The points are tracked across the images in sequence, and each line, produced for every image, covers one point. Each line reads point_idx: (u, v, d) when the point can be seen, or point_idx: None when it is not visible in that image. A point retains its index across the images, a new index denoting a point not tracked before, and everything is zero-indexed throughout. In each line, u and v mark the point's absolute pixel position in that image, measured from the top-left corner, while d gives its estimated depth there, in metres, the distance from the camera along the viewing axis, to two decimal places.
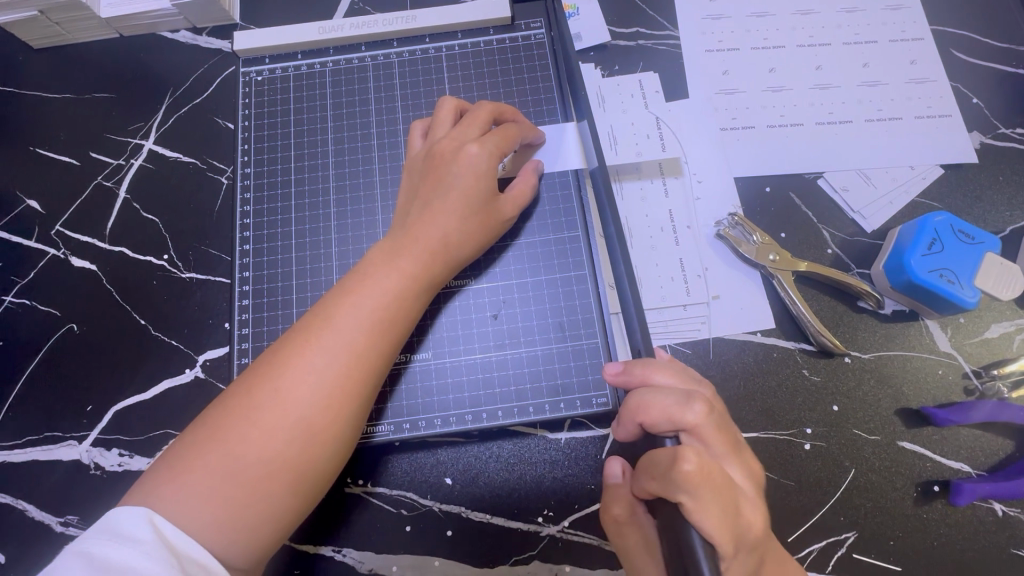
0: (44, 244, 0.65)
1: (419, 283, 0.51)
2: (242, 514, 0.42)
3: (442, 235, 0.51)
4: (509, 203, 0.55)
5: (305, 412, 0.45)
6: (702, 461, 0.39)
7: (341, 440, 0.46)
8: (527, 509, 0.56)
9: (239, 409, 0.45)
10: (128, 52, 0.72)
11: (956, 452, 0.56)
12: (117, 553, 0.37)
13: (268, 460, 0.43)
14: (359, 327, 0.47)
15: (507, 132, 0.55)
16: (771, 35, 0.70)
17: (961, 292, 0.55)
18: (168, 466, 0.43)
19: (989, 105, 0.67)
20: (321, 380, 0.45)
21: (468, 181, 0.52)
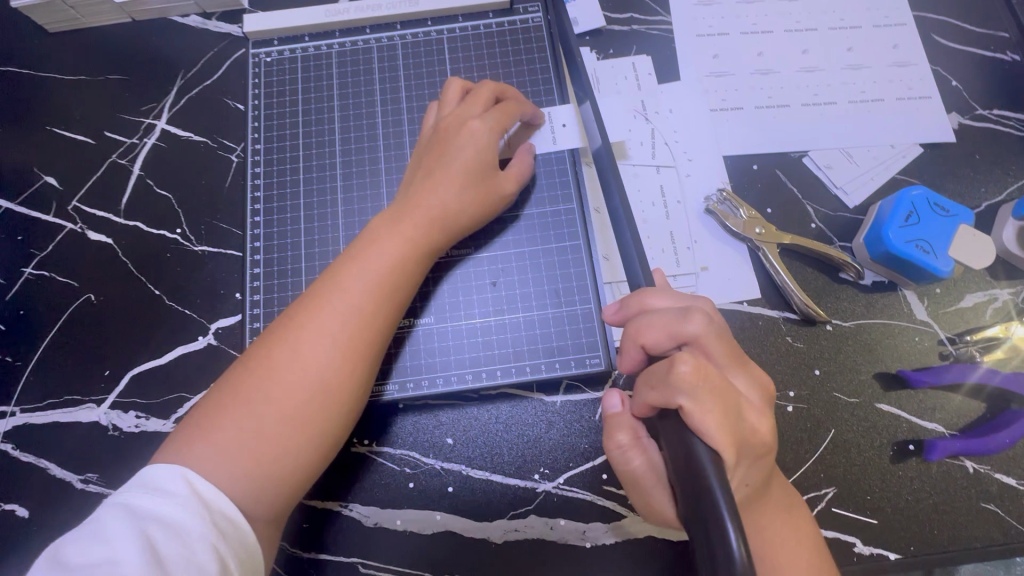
0: (61, 218, 0.68)
1: (420, 250, 0.53)
2: (269, 466, 0.45)
3: (443, 205, 0.54)
4: (510, 179, 0.59)
5: (319, 372, 0.48)
6: (700, 364, 0.40)
7: (352, 399, 0.50)
8: (523, 467, 0.59)
9: (257, 371, 0.48)
10: (140, 36, 0.74)
11: (931, 413, 0.59)
12: (154, 504, 0.41)
13: (290, 416, 0.46)
14: (368, 293, 0.50)
15: (507, 108, 0.58)
16: (760, 20, 0.73)
17: (936, 262, 0.58)
18: (193, 426, 0.46)
19: (968, 88, 0.70)
20: (332, 342, 0.48)
21: (470, 154, 0.55)
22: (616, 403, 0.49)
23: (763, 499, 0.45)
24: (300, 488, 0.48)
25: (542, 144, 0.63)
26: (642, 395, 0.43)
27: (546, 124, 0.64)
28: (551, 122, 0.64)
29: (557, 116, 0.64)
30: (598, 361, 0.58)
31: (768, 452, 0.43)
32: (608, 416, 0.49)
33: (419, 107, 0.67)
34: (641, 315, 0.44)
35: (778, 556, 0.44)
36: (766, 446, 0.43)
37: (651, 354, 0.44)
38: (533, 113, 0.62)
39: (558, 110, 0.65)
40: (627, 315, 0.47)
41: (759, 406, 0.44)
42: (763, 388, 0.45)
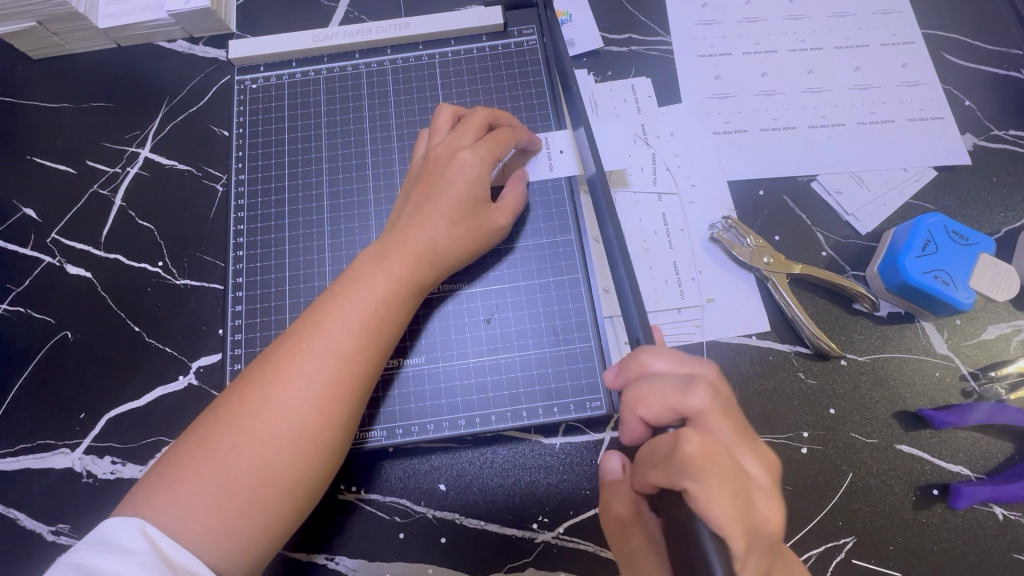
0: (39, 252, 0.66)
1: (408, 286, 0.51)
2: (238, 523, 0.42)
3: (434, 238, 0.51)
4: (501, 211, 0.56)
5: (296, 419, 0.44)
6: (707, 443, 0.36)
7: (332, 449, 0.46)
8: (521, 515, 0.55)
9: (228, 419, 0.44)
10: (126, 62, 0.72)
11: (954, 455, 0.55)
12: (115, 563, 0.37)
13: (262, 468, 0.43)
14: (348, 334, 0.47)
15: (500, 136, 0.55)
16: (763, 40, 0.70)
17: (956, 293, 0.55)
18: (160, 477, 0.43)
19: (982, 107, 0.67)
20: (311, 387, 0.45)
21: (459, 186, 0.53)
22: (617, 468, 0.45)
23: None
24: (276, 543, 0.45)
25: (538, 171, 0.60)
26: (643, 473, 0.39)
27: (542, 151, 0.61)
28: (548, 150, 0.61)
29: (553, 142, 0.62)
30: (599, 404, 0.54)
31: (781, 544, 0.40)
32: (608, 483, 0.45)
33: (410, 134, 0.65)
34: (640, 383, 0.41)
35: None
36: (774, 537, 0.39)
37: (652, 425, 0.41)
38: (526, 141, 0.59)
39: (554, 137, 0.62)
40: (625, 379, 0.43)
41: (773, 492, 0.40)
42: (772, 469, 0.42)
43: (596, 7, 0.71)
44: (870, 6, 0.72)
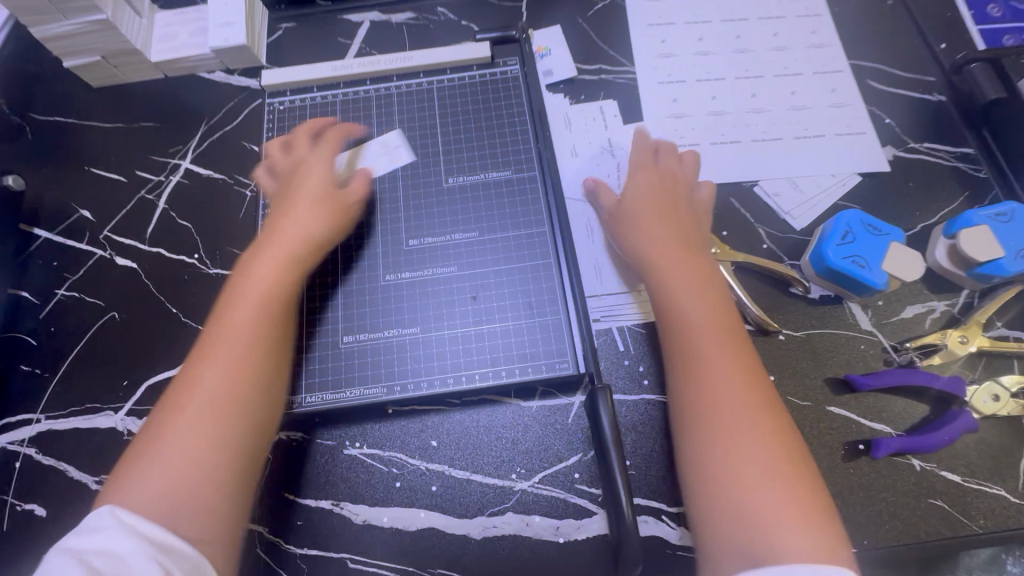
0: (93, 246, 0.77)
1: (292, 271, 0.60)
2: (190, 487, 0.47)
3: (303, 224, 0.63)
4: (351, 197, 0.68)
5: (216, 390, 0.52)
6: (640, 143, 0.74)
7: (261, 414, 0.53)
8: (501, 467, 0.63)
9: (164, 416, 0.51)
10: (172, 89, 0.85)
11: (877, 415, 0.64)
12: (98, 543, 0.43)
13: (199, 439, 0.49)
14: (245, 312, 0.56)
15: (332, 141, 0.71)
16: (713, 70, 0.83)
17: (871, 275, 0.65)
18: (116, 480, 0.48)
19: (900, 124, 0.79)
20: (230, 365, 0.53)
21: (312, 182, 0.66)
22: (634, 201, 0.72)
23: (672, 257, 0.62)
24: (236, 504, 0.50)
25: (380, 166, 0.74)
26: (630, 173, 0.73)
27: (383, 150, 0.75)
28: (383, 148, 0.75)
29: (392, 140, 0.76)
30: (566, 365, 0.64)
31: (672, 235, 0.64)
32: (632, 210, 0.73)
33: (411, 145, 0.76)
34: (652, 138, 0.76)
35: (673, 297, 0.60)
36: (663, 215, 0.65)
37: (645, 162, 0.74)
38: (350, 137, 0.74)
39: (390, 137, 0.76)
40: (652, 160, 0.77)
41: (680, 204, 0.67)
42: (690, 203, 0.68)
43: (571, 44, 0.85)
44: (805, 41, 0.84)
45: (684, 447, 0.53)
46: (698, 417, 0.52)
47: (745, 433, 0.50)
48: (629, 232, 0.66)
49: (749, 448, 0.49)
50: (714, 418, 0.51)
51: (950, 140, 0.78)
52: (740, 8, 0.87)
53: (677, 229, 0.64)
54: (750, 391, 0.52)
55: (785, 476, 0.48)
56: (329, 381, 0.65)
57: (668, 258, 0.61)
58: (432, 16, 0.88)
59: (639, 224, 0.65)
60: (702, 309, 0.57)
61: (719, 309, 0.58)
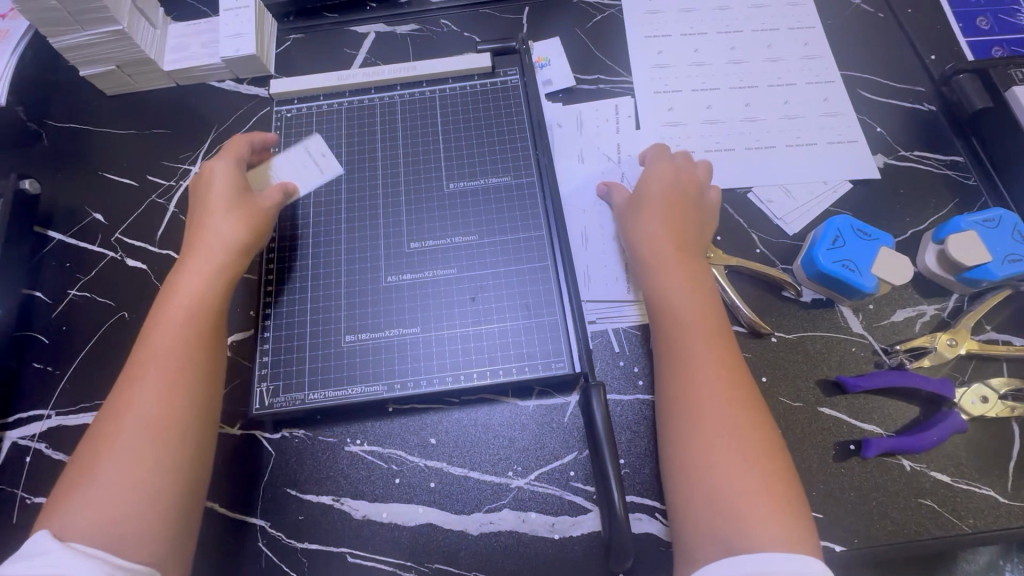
0: (105, 248, 0.79)
1: (215, 287, 0.63)
2: (129, 508, 0.50)
3: (222, 237, 0.65)
4: (264, 199, 0.70)
5: (148, 413, 0.54)
6: (660, 153, 0.75)
7: (192, 431, 0.55)
8: (498, 464, 0.65)
9: (101, 441, 0.53)
10: (184, 98, 0.88)
11: (868, 416, 0.65)
12: (47, 564, 0.45)
13: (134, 462, 0.52)
14: (170, 333, 0.59)
15: (234, 148, 0.73)
16: (707, 80, 0.85)
17: (861, 279, 0.66)
18: (55, 505, 0.51)
19: (891, 133, 0.80)
20: (157, 388, 0.55)
21: (220, 191, 0.68)
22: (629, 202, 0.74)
23: (670, 269, 0.64)
24: (181, 518, 0.53)
25: (311, 176, 0.77)
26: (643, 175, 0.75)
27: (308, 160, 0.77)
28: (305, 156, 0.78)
29: (316, 150, 0.78)
30: (562, 364, 0.65)
31: (675, 246, 0.65)
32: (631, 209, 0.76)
33: (413, 152, 0.78)
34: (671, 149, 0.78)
35: (671, 309, 0.61)
36: (671, 223, 0.67)
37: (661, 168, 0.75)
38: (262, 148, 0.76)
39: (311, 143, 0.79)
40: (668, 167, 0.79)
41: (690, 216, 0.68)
42: (702, 217, 0.70)
43: (569, 55, 0.87)
44: (798, 52, 0.87)
45: (671, 450, 0.55)
46: (688, 436, 0.54)
47: (732, 457, 0.52)
48: (634, 236, 0.68)
49: (733, 468, 0.51)
50: (705, 439, 0.53)
51: (940, 148, 0.79)
52: (735, 21, 0.89)
53: (680, 241, 0.66)
54: (740, 407, 0.55)
55: (767, 494, 0.50)
56: (330, 379, 0.66)
57: (670, 278, 0.63)
58: (435, 28, 0.91)
59: (645, 231, 0.67)
60: (700, 332, 0.59)
61: (718, 333, 0.59)
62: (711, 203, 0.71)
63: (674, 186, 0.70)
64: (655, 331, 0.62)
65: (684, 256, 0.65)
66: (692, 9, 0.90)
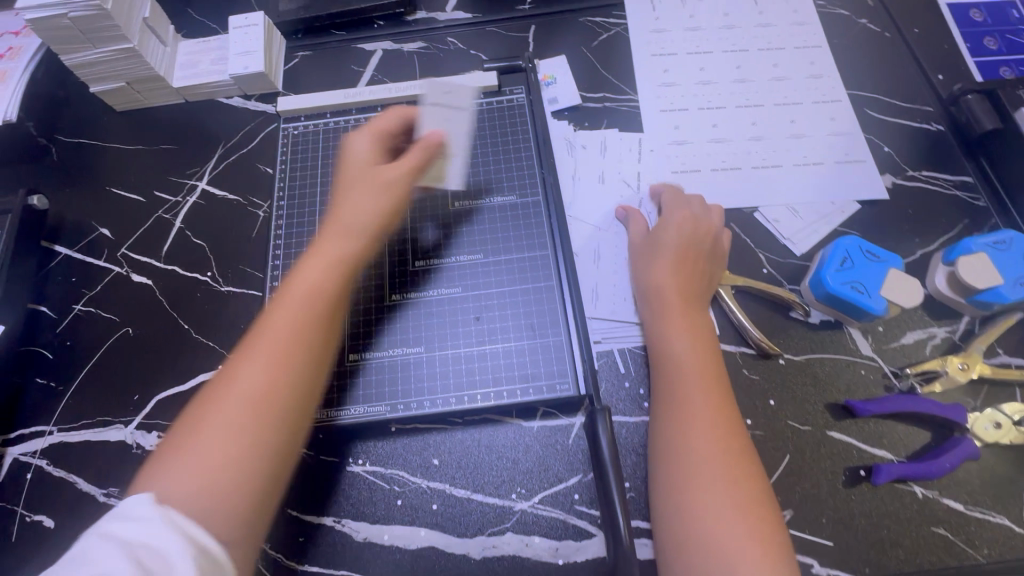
0: (111, 263, 0.80)
1: (339, 265, 0.59)
2: (220, 483, 0.47)
3: (356, 216, 0.61)
4: (402, 168, 0.64)
5: (258, 385, 0.51)
6: (676, 195, 0.74)
7: (293, 415, 0.51)
8: (501, 487, 0.64)
9: (208, 404, 0.51)
10: (192, 114, 0.89)
11: (878, 441, 0.64)
12: (142, 533, 0.42)
13: (234, 434, 0.49)
14: (293, 305, 0.56)
15: (380, 123, 0.68)
16: (713, 99, 0.85)
17: (871, 301, 0.65)
18: (157, 462, 0.48)
19: (899, 152, 0.80)
20: (262, 364, 0.52)
21: (365, 169, 0.65)
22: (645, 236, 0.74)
23: (677, 318, 0.64)
24: (263, 505, 0.49)
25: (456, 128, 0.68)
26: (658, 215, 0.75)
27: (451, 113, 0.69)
28: (445, 105, 0.68)
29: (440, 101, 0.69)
30: (567, 386, 0.65)
31: (683, 294, 0.65)
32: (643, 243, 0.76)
33: None
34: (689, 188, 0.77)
35: (678, 357, 0.61)
36: (682, 268, 0.66)
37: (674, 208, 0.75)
38: (413, 124, 0.70)
39: (431, 91, 0.69)
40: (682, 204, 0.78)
41: (701, 262, 0.68)
42: (713, 263, 0.69)
43: (576, 73, 0.87)
44: (804, 71, 0.87)
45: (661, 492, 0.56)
46: (679, 486, 0.54)
47: (723, 511, 0.52)
48: (644, 280, 0.68)
49: (721, 522, 0.51)
50: (693, 487, 0.53)
51: (949, 168, 0.79)
52: (741, 40, 0.89)
53: (689, 290, 0.65)
54: (734, 464, 0.54)
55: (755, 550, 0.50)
56: (333, 398, 0.66)
57: (675, 326, 0.63)
58: (442, 45, 0.92)
59: (655, 276, 0.67)
60: (699, 382, 0.59)
61: (718, 386, 0.59)
62: (726, 250, 0.71)
63: (691, 232, 0.69)
64: (657, 375, 0.63)
65: (689, 304, 0.65)
66: (698, 28, 0.91)
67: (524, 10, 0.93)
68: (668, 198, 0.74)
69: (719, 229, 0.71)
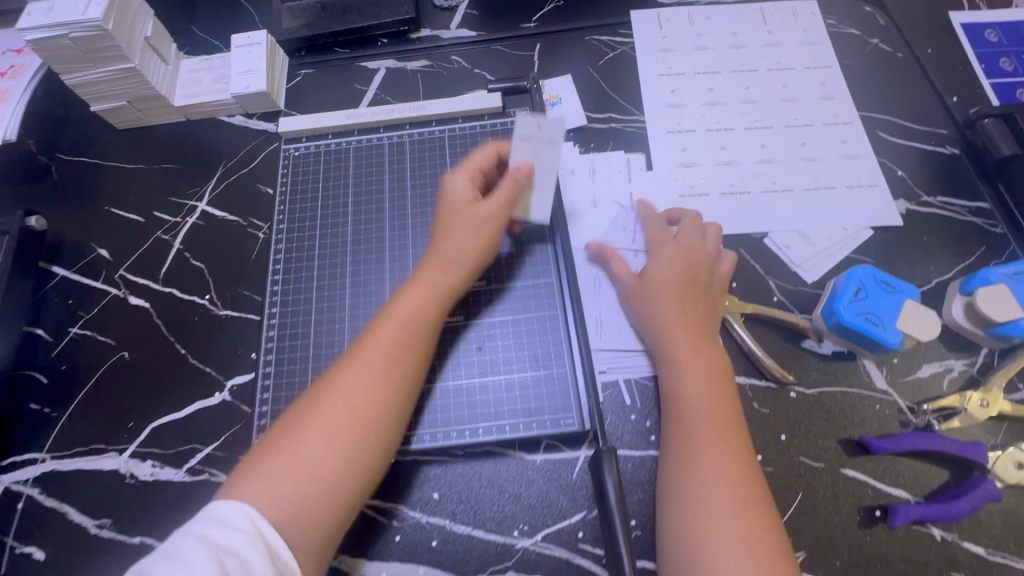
0: (108, 285, 0.78)
1: (438, 296, 0.61)
2: (311, 499, 0.49)
3: (456, 254, 0.62)
4: (494, 204, 0.63)
5: (356, 407, 0.53)
6: (658, 224, 0.71)
7: (384, 442, 0.54)
8: (503, 523, 0.62)
9: (307, 419, 0.53)
10: (193, 133, 0.88)
11: (894, 479, 0.62)
12: (233, 539, 0.45)
13: (329, 453, 0.51)
14: (396, 332, 0.57)
15: (478, 159, 0.67)
16: (722, 120, 0.84)
17: (885, 333, 0.63)
18: (248, 469, 0.50)
19: (913, 176, 0.78)
20: (367, 384, 0.54)
21: (461, 207, 0.64)
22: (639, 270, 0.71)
23: (684, 360, 0.61)
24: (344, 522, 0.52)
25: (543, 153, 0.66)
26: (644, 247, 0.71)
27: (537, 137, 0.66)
28: (535, 139, 0.66)
29: (526, 124, 0.66)
30: (571, 421, 0.64)
31: (689, 332, 0.62)
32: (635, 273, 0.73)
33: (421, 194, 0.78)
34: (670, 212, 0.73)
35: (688, 399, 0.59)
36: (681, 306, 0.64)
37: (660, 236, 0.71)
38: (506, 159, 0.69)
39: (523, 124, 0.66)
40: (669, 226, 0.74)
41: (698, 295, 0.65)
42: (710, 294, 0.66)
43: (582, 93, 0.86)
44: (815, 92, 0.85)
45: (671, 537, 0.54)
46: (690, 532, 0.52)
47: (737, 559, 0.50)
48: (646, 318, 0.65)
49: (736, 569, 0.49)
50: (706, 536, 0.51)
51: (965, 193, 0.77)
52: (749, 60, 0.88)
53: (693, 326, 0.63)
54: (746, 510, 0.52)
55: None
56: None
57: (687, 364, 0.61)
58: (446, 64, 0.91)
59: (657, 313, 0.64)
60: (713, 424, 0.57)
61: (732, 427, 0.57)
62: (726, 274, 0.68)
63: (684, 264, 0.66)
64: (668, 413, 0.61)
65: (697, 339, 0.62)
66: (706, 47, 0.89)
67: (528, 28, 0.92)
68: (651, 229, 0.70)
69: (714, 254, 0.68)
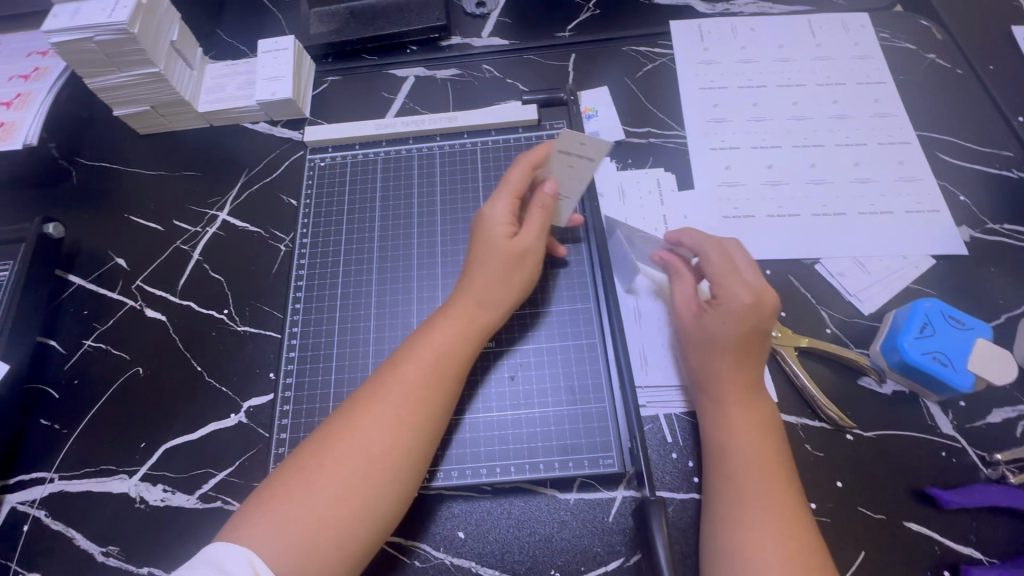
0: (124, 296, 0.76)
1: (470, 333, 0.57)
2: (317, 547, 0.46)
3: (494, 290, 0.59)
4: (531, 237, 0.60)
5: (375, 449, 0.50)
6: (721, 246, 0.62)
7: (400, 488, 0.50)
8: (534, 569, 0.57)
9: (320, 457, 0.50)
10: (216, 139, 0.85)
11: (964, 536, 0.56)
12: None
13: (341, 495, 0.48)
14: (422, 368, 0.54)
15: (516, 180, 0.61)
16: (768, 137, 0.79)
17: (955, 374, 0.58)
18: (257, 505, 0.48)
19: (977, 202, 0.73)
20: (387, 424, 0.51)
21: (498, 238, 0.60)
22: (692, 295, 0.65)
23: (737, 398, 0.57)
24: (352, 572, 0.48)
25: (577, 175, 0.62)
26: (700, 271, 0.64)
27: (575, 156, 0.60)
28: (573, 153, 0.60)
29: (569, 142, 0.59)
30: (610, 462, 0.59)
31: (743, 369, 0.57)
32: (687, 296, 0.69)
33: (451, 210, 0.75)
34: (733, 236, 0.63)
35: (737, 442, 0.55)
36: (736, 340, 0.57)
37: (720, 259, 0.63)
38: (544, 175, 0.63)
39: (561, 140, 0.59)
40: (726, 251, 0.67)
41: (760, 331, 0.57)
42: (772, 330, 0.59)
43: (620, 106, 0.82)
44: (869, 109, 0.80)
45: None
46: None
47: None
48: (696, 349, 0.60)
49: None
50: None
51: None
52: (797, 74, 0.83)
53: (750, 364, 0.57)
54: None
55: None
56: None
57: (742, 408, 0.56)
58: (477, 73, 0.87)
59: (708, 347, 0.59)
60: (766, 480, 0.52)
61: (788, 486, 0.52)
62: None
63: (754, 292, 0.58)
64: (717, 463, 0.56)
65: (752, 381, 0.57)
66: (751, 60, 0.85)
67: (563, 37, 0.88)
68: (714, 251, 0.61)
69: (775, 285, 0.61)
